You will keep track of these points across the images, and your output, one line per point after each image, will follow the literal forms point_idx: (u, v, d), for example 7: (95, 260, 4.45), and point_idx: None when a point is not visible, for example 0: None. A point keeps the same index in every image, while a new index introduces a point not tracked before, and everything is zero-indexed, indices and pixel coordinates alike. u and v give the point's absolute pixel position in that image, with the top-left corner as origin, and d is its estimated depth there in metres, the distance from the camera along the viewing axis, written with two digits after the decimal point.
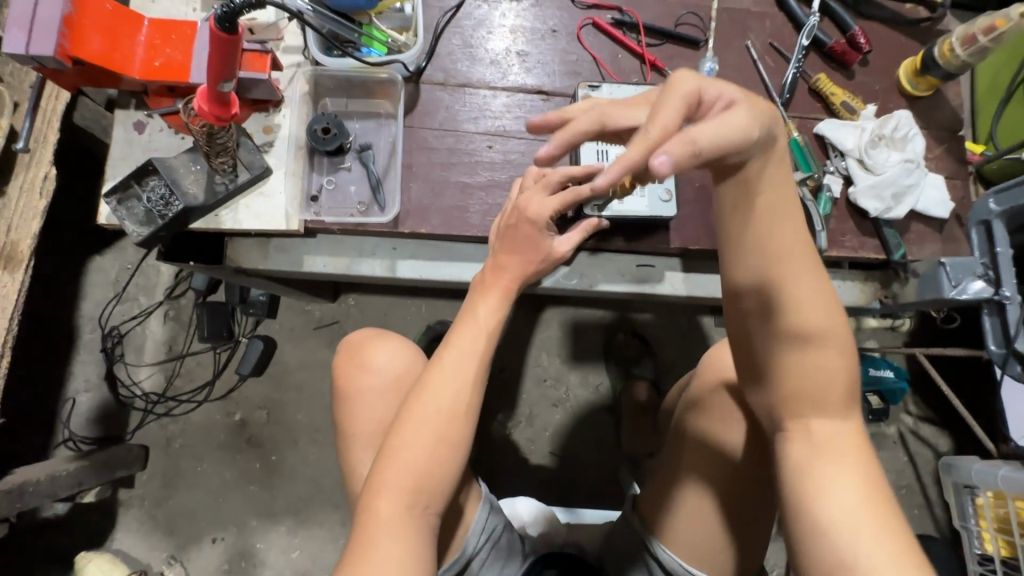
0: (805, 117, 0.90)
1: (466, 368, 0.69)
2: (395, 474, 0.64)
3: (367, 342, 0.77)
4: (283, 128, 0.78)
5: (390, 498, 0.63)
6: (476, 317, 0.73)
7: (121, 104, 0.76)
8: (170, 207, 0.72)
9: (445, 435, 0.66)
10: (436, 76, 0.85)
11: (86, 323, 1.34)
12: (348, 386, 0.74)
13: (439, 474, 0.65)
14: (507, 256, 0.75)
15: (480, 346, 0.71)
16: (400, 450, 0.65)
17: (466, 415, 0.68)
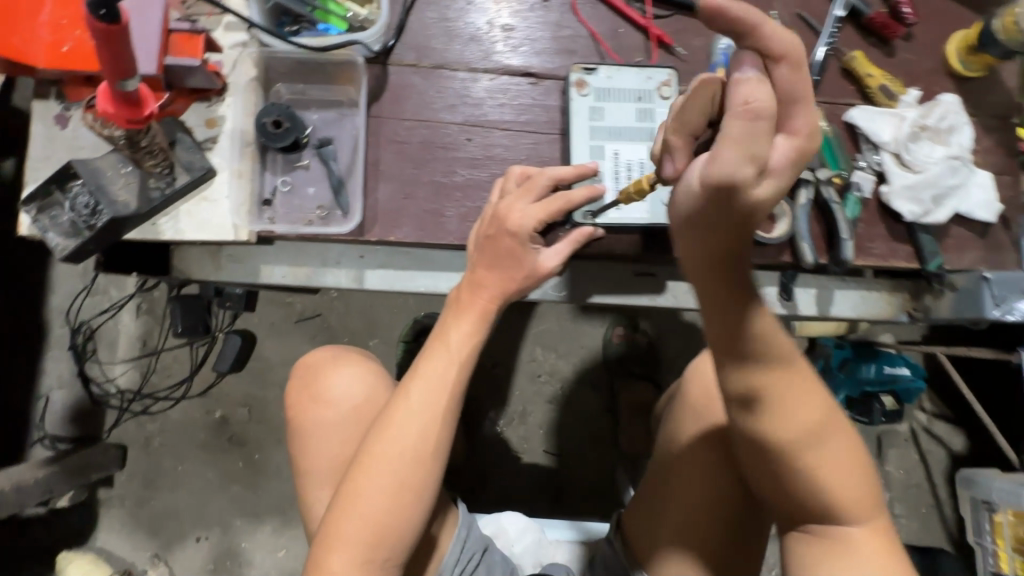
0: (835, 102, 0.78)
1: (432, 406, 0.62)
2: (352, 524, 0.59)
3: (326, 367, 0.72)
4: (228, 120, 0.67)
5: (345, 551, 0.59)
6: (448, 344, 0.65)
7: (38, 94, 0.65)
8: (97, 218, 0.62)
9: (405, 482, 0.60)
10: (407, 56, 0.73)
11: (55, 317, 1.27)
12: (303, 419, 0.70)
13: (398, 524, 0.60)
14: (486, 274, 0.66)
15: (451, 378, 0.63)
16: (355, 499, 0.60)
17: (432, 459, 0.61)
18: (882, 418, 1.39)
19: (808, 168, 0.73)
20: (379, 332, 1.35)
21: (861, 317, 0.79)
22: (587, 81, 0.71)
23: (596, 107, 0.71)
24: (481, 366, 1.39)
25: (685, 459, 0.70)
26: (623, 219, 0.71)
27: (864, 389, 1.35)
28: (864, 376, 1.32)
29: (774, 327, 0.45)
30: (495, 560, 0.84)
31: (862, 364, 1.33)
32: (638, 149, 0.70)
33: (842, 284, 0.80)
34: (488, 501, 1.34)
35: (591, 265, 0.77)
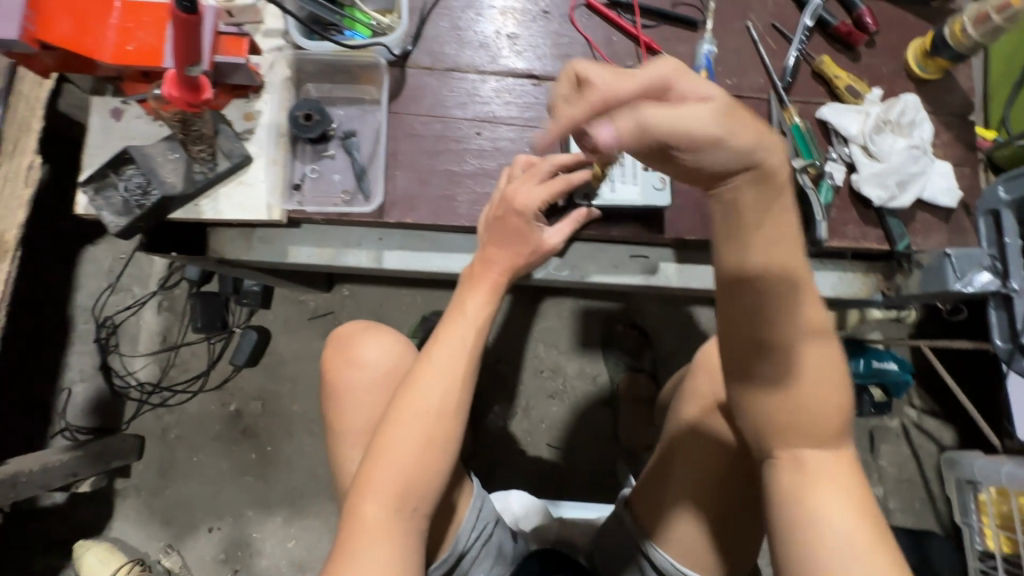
0: (807, 102, 0.87)
1: (453, 366, 0.68)
2: (384, 475, 0.64)
3: (354, 338, 0.77)
4: (264, 114, 0.75)
5: (377, 499, 0.63)
6: (465, 312, 0.71)
7: (97, 91, 0.74)
8: (147, 197, 0.70)
9: (431, 435, 0.65)
10: (423, 61, 0.82)
11: (81, 313, 1.34)
12: (337, 381, 0.75)
13: (424, 474, 0.65)
14: (496, 250, 0.73)
15: (469, 341, 0.70)
16: (385, 450, 0.65)
17: (453, 414, 0.67)
18: (871, 411, 1.42)
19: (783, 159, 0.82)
20: (388, 329, 1.42)
21: (838, 296, 0.86)
22: None
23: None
24: (485, 362, 1.45)
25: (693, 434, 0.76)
26: (614, 201, 0.76)
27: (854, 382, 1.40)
28: (853, 370, 1.38)
29: (791, 286, 0.45)
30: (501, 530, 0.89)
31: (851, 358, 1.38)
32: None
33: (821, 266, 0.87)
34: (492, 494, 1.38)
35: (589, 248, 0.85)
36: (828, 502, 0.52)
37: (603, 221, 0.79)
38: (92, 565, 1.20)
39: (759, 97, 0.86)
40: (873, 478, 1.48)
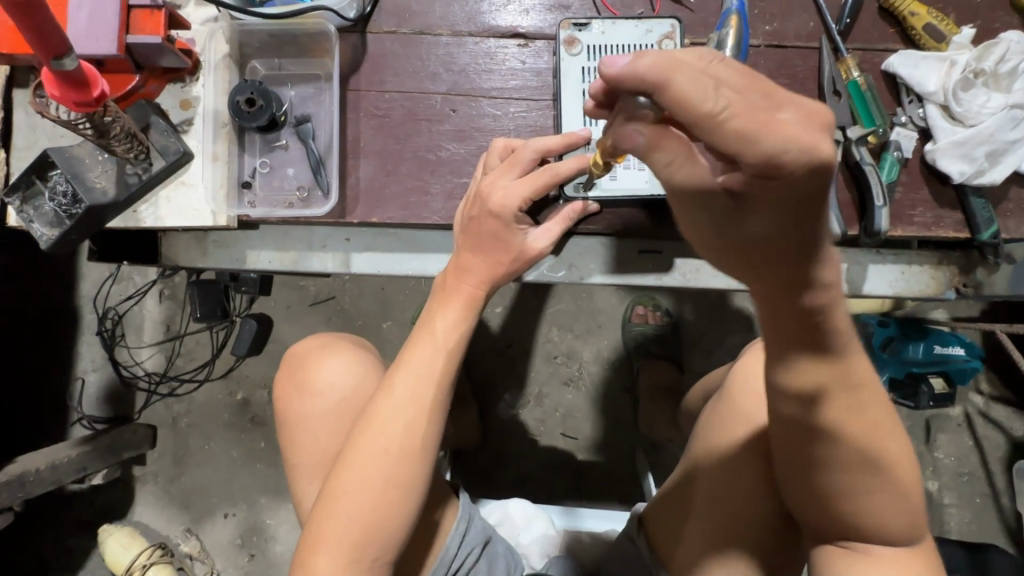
0: (870, 49, 0.68)
1: (418, 398, 0.59)
2: (336, 522, 0.57)
3: (311, 357, 0.72)
4: (202, 101, 0.65)
5: (329, 551, 0.57)
6: (433, 333, 0.61)
7: (20, 83, 0.65)
8: (77, 206, 0.62)
9: (392, 476, 0.58)
10: (386, 24, 0.68)
11: (85, 304, 1.32)
12: (291, 411, 0.70)
13: (385, 526, 0.57)
14: (477, 261, 0.61)
15: (438, 368, 0.60)
16: (339, 493, 0.58)
17: (418, 454, 0.59)
18: (929, 405, 1.24)
19: (835, 128, 0.65)
20: (391, 314, 1.34)
21: (899, 295, 0.71)
22: (578, 38, 0.65)
23: (587, 68, 0.65)
24: (496, 348, 1.36)
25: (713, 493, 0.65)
26: (614, 191, 0.65)
27: (911, 370, 1.23)
28: (910, 357, 1.21)
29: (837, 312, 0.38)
30: (493, 552, 0.80)
31: (909, 343, 1.21)
32: None
33: (879, 259, 0.71)
34: (503, 484, 1.32)
35: (587, 245, 0.72)
36: None
37: (600, 212, 0.67)
38: (115, 549, 1.24)
39: (808, 46, 0.68)
40: (927, 472, 1.33)
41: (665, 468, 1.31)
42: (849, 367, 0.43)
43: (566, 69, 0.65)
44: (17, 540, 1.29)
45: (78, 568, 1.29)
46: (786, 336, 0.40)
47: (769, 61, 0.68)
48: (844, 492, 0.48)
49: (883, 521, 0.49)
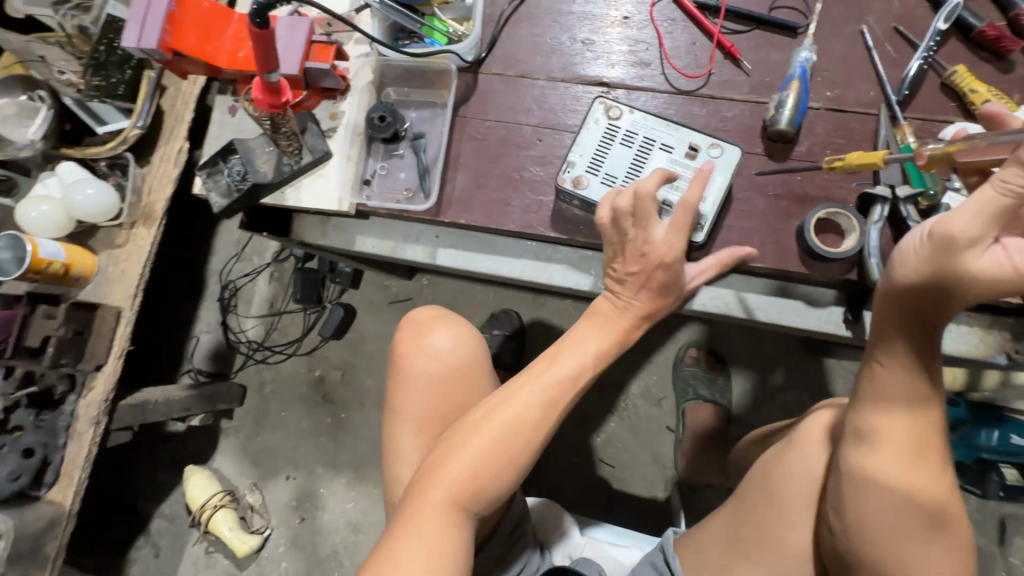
0: (928, 119, 0.74)
1: (553, 396, 0.66)
2: (451, 469, 0.63)
3: (432, 324, 0.85)
4: (346, 115, 0.83)
5: (439, 491, 0.62)
6: (580, 347, 0.69)
7: (222, 91, 0.87)
8: (244, 183, 0.81)
9: (515, 456, 0.64)
10: (495, 67, 0.84)
11: (212, 275, 1.57)
12: (409, 366, 0.83)
13: (490, 488, 0.63)
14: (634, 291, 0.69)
15: (572, 376, 0.67)
16: (463, 446, 0.64)
17: (533, 441, 0.65)
18: (999, 495, 1.19)
19: (883, 186, 0.70)
20: (459, 321, 1.48)
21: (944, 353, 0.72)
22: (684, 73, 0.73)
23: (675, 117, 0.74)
24: None
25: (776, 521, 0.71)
26: (708, 216, 0.72)
27: (981, 456, 1.18)
28: (981, 443, 1.15)
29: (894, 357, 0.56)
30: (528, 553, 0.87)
31: (981, 429, 1.15)
32: (685, 161, 0.73)
33: None
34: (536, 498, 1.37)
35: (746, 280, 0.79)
36: None
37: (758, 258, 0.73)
38: (195, 487, 1.43)
39: (866, 112, 0.75)
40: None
41: (699, 512, 1.31)
42: (932, 421, 0.57)
43: (623, 126, 0.75)
44: (120, 464, 1.51)
45: (163, 498, 1.50)
46: (901, 363, 0.56)
47: (827, 123, 0.75)
48: (880, 541, 0.58)
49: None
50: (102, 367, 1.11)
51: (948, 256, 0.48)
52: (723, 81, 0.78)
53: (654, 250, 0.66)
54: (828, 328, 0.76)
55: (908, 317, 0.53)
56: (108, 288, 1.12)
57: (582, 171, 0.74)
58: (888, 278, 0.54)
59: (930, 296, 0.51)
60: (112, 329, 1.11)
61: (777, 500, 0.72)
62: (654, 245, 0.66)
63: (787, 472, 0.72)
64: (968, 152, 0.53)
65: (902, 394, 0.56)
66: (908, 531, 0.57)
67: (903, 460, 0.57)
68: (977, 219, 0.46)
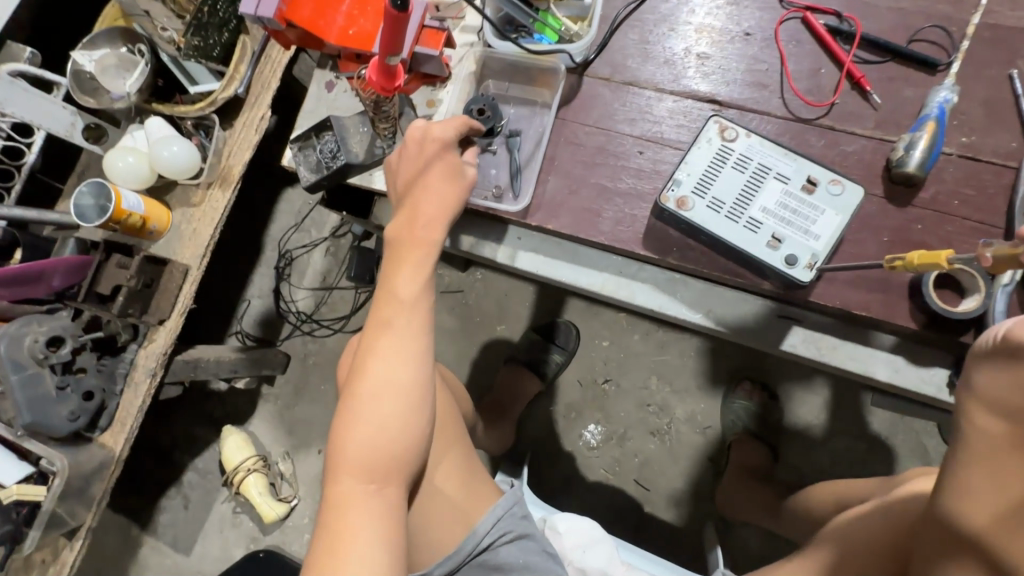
0: None
1: (408, 341, 0.67)
2: (352, 453, 0.64)
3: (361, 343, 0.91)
4: (444, 103, 0.82)
5: (350, 477, 0.63)
6: (399, 297, 0.68)
7: (320, 65, 0.86)
8: (335, 161, 0.80)
9: (408, 415, 0.65)
10: (602, 71, 0.80)
11: (270, 242, 1.58)
12: None
13: (399, 451, 0.65)
14: (429, 230, 0.69)
15: (414, 321, 0.68)
16: (353, 426, 0.65)
17: (411, 390, 0.66)
18: None
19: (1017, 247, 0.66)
20: (508, 320, 1.46)
21: None
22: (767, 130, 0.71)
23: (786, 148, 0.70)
24: (592, 379, 1.40)
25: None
26: (814, 251, 0.68)
27: None
28: None
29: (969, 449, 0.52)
30: (525, 547, 0.85)
31: None
32: (801, 194, 0.69)
33: None
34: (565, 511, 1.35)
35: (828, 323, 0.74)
36: None
37: (782, 285, 0.71)
38: (230, 448, 1.46)
39: (1003, 164, 0.69)
40: None
41: (731, 550, 1.27)
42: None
43: (737, 149, 0.71)
44: (162, 413, 1.55)
45: (198, 453, 1.53)
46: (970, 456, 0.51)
47: (958, 170, 0.70)
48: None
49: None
50: (164, 322, 1.13)
51: (1020, 363, 0.48)
52: (846, 113, 0.74)
53: (427, 199, 0.69)
54: (928, 390, 0.70)
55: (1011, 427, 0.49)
56: (180, 245, 1.14)
57: (688, 192, 0.71)
58: (965, 381, 0.53)
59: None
60: (177, 286, 1.12)
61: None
62: (430, 189, 0.70)
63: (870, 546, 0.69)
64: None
65: (985, 495, 0.50)
66: None
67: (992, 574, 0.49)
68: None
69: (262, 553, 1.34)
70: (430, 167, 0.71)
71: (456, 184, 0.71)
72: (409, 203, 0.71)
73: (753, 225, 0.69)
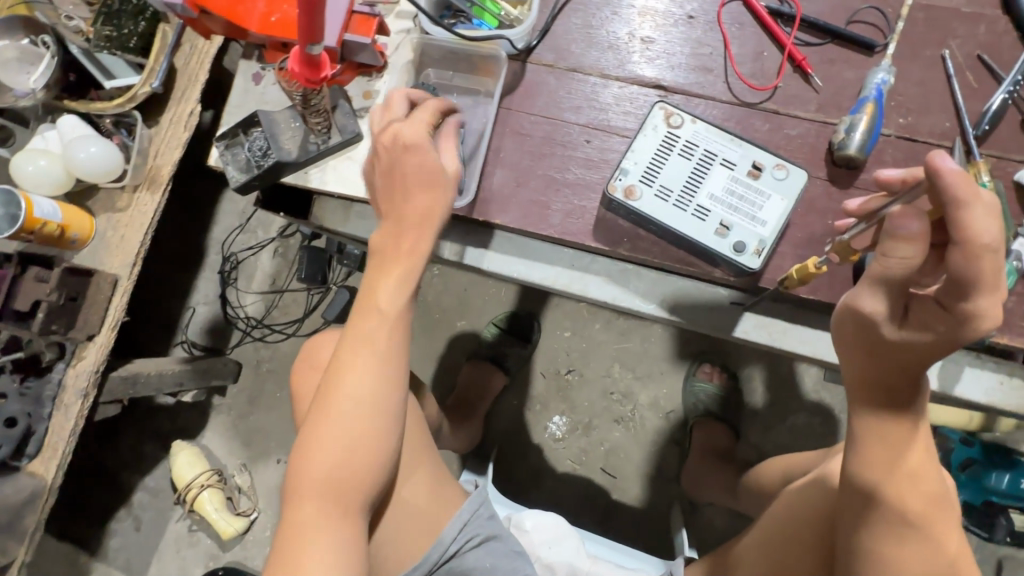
0: (1003, 158, 0.70)
1: (379, 360, 0.64)
2: (314, 474, 0.62)
3: (319, 341, 0.87)
4: (382, 94, 0.78)
5: (310, 501, 0.62)
6: (378, 309, 0.65)
7: (245, 55, 0.80)
8: (265, 159, 0.75)
9: (372, 437, 0.63)
10: (546, 57, 0.77)
11: (213, 245, 1.49)
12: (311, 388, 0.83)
13: (359, 476, 0.63)
14: (412, 231, 0.64)
15: (386, 337, 0.64)
16: (317, 445, 0.63)
17: (377, 412, 0.63)
18: (1005, 540, 1.15)
19: None
20: (469, 315, 1.43)
21: (993, 405, 0.70)
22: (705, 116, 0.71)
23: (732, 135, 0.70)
24: (556, 370, 1.39)
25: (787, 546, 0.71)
26: (762, 237, 0.68)
27: (989, 498, 1.15)
28: (990, 484, 1.14)
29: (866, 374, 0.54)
30: (492, 548, 0.82)
31: (991, 470, 1.14)
32: (747, 180, 0.69)
33: (976, 362, 0.71)
34: (533, 504, 1.34)
35: (778, 307, 0.74)
36: None
37: (739, 276, 0.70)
38: (181, 464, 1.39)
39: (939, 144, 0.70)
40: None
41: (697, 530, 1.30)
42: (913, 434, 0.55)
43: (683, 135, 0.70)
44: (106, 433, 1.46)
45: (148, 471, 1.45)
46: (874, 384, 0.54)
47: (897, 151, 0.71)
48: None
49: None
50: (94, 337, 1.05)
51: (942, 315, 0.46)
52: (789, 96, 0.73)
53: (417, 190, 0.64)
54: None
55: (875, 396, 0.54)
56: (106, 254, 1.06)
57: (635, 180, 0.69)
58: (867, 332, 0.52)
59: (886, 365, 0.52)
60: (106, 299, 1.04)
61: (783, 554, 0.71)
62: (417, 169, 0.63)
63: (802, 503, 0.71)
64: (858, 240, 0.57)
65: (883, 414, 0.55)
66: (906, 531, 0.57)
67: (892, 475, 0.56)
68: (877, 294, 0.49)
69: (221, 571, 1.34)
70: (401, 158, 0.63)
71: (428, 177, 0.63)
72: (389, 202, 0.65)
73: (701, 213, 0.69)
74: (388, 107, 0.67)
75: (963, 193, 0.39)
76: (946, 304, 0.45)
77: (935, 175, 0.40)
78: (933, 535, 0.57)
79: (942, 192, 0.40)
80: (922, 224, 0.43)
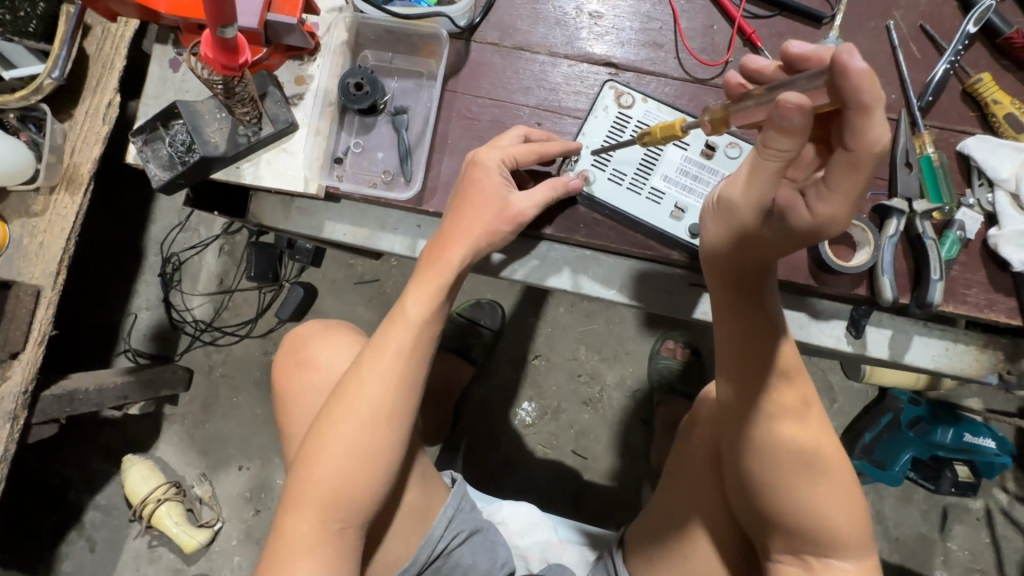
0: (946, 129, 0.71)
1: (397, 375, 0.62)
2: (312, 489, 0.60)
3: (311, 339, 0.79)
4: (315, 80, 0.72)
5: (304, 516, 0.60)
6: (407, 315, 0.63)
7: (159, 39, 0.72)
8: (190, 155, 0.69)
9: (380, 450, 0.61)
10: (491, 35, 0.73)
11: (151, 245, 1.39)
12: (290, 384, 0.77)
13: (358, 492, 0.60)
14: (451, 246, 0.64)
15: (409, 345, 0.63)
16: (322, 455, 0.60)
17: (390, 425, 0.61)
18: (951, 491, 1.20)
19: (901, 198, 0.67)
20: None
21: (940, 371, 0.72)
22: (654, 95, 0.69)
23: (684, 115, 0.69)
24: (522, 356, 1.38)
25: (690, 474, 0.73)
26: None
27: (936, 453, 1.20)
28: (937, 441, 1.18)
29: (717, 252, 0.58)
30: (476, 543, 0.80)
31: (937, 427, 1.19)
32: (701, 160, 0.68)
33: (924, 331, 0.73)
34: (505, 491, 1.34)
35: None
36: (821, 498, 0.59)
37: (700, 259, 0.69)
38: (135, 479, 1.32)
39: (886, 116, 0.71)
40: (937, 561, 1.30)
41: None
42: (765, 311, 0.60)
43: (634, 116, 0.69)
44: (48, 452, 1.36)
45: (98, 489, 1.36)
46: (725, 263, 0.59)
47: None
48: (781, 486, 0.59)
49: (827, 518, 0.59)
50: (18, 355, 0.96)
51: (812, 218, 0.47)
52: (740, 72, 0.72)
53: (476, 213, 0.63)
54: (830, 341, 0.73)
55: (728, 273, 0.59)
56: (24, 263, 0.96)
57: (588, 165, 0.69)
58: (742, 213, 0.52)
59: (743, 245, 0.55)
60: (29, 313, 0.95)
61: (683, 479, 0.74)
62: (483, 189, 0.63)
63: (698, 429, 0.75)
64: (739, 116, 0.51)
65: (736, 297, 0.60)
66: (773, 412, 0.60)
67: (748, 355, 0.61)
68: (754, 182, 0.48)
69: None
70: (485, 186, 0.64)
71: (490, 202, 0.64)
72: (451, 219, 0.65)
73: (656, 196, 0.68)
74: (498, 138, 0.67)
75: (868, 97, 0.38)
76: (811, 208, 0.47)
77: (845, 74, 0.37)
78: (800, 416, 0.60)
79: (849, 94, 0.38)
80: (808, 119, 0.39)
